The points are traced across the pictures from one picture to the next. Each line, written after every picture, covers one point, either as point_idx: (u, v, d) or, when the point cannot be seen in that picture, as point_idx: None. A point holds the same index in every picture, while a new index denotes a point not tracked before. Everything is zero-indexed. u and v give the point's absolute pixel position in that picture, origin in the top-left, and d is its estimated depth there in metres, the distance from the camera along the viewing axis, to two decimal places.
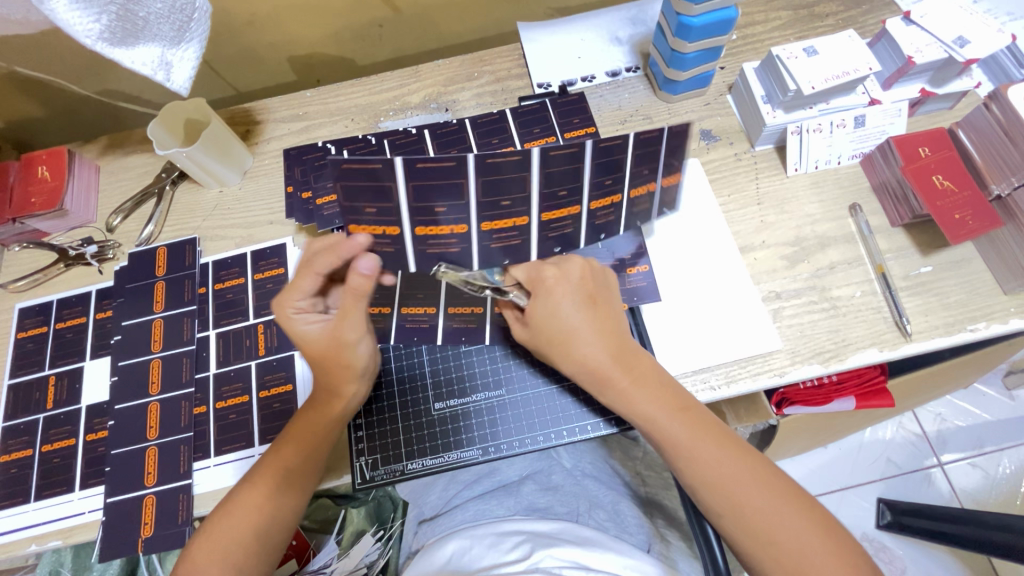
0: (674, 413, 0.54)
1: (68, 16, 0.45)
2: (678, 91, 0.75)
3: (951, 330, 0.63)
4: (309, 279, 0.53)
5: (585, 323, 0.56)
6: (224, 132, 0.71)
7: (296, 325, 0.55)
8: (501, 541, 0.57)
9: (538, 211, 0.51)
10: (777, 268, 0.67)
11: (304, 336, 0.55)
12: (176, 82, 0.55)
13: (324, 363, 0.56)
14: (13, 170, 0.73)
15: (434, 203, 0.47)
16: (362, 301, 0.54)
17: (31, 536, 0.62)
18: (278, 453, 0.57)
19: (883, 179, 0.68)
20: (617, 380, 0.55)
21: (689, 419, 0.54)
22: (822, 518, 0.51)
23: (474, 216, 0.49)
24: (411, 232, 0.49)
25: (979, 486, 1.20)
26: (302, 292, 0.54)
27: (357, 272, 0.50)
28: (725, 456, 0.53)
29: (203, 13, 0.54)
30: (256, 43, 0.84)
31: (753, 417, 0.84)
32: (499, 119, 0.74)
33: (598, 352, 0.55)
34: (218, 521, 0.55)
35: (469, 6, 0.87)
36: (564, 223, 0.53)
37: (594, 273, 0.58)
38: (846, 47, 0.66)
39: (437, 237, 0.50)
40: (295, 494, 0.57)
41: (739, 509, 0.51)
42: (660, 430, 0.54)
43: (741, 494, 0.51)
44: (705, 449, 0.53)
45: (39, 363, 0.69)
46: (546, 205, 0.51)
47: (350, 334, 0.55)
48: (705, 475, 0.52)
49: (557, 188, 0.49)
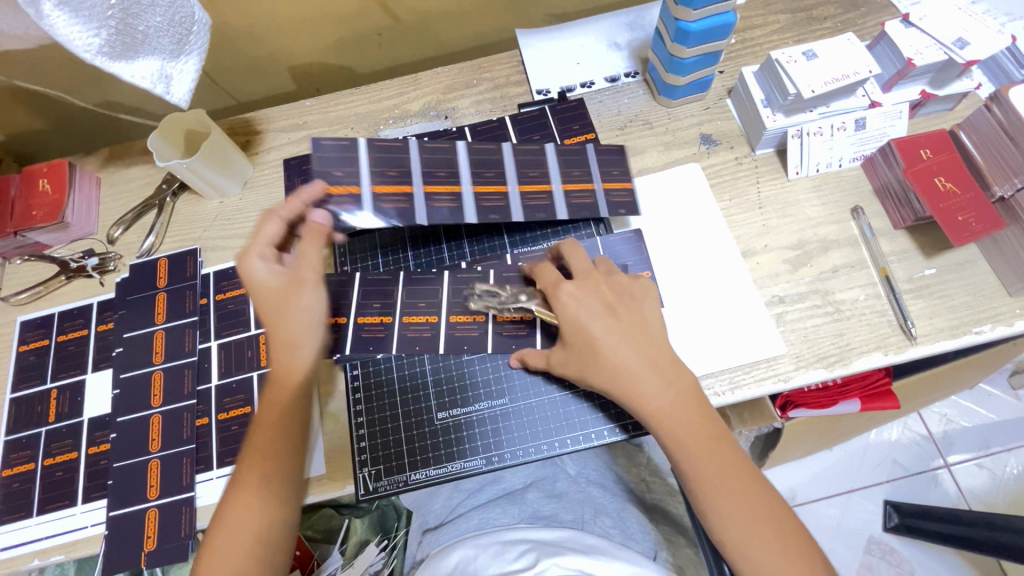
0: (703, 438, 0.52)
1: (68, 30, 0.46)
2: (677, 96, 0.75)
3: (957, 332, 0.63)
4: (270, 225, 0.59)
5: (620, 331, 0.55)
6: (224, 143, 0.71)
7: (257, 270, 0.57)
8: (506, 551, 0.56)
9: (601, 181, 0.68)
10: (780, 272, 0.67)
11: (259, 280, 0.57)
12: (175, 95, 0.55)
13: (280, 306, 0.57)
14: (14, 184, 0.73)
15: (528, 169, 0.67)
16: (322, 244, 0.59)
17: (34, 551, 0.62)
18: (256, 449, 0.55)
19: (885, 181, 0.68)
20: (647, 396, 0.53)
21: (719, 449, 0.52)
22: (824, 560, 0.50)
23: (557, 181, 0.67)
24: (516, 192, 0.66)
25: (986, 487, 1.19)
26: (263, 243, 0.58)
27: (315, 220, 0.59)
28: (738, 476, 0.51)
29: (202, 26, 0.53)
30: (255, 53, 0.84)
31: (757, 421, 0.82)
32: (498, 127, 0.75)
33: (635, 363, 0.54)
34: (220, 526, 0.53)
35: (467, 13, 0.87)
36: (623, 195, 0.67)
37: (616, 287, 0.58)
38: (845, 51, 0.66)
39: (532, 194, 0.66)
40: (288, 489, 0.55)
41: (748, 539, 0.49)
42: (679, 449, 0.53)
43: (753, 525, 0.50)
44: (723, 475, 0.51)
45: (41, 377, 0.69)
46: (606, 178, 0.68)
47: (306, 272, 0.58)
48: (720, 500, 0.51)
49: (609, 169, 0.69)
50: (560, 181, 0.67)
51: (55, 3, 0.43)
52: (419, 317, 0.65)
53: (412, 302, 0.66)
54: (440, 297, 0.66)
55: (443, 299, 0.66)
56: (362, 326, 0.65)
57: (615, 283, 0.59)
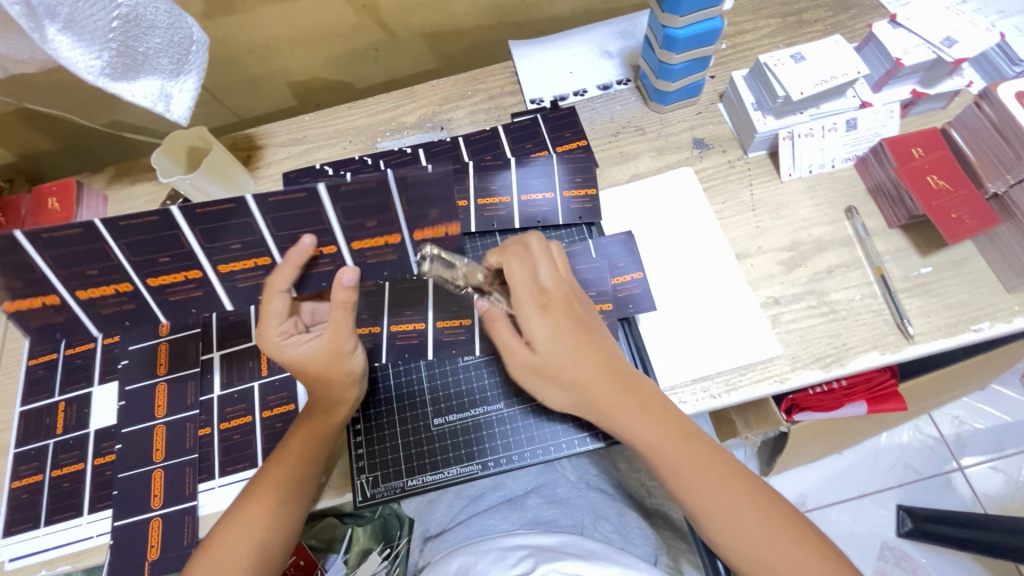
0: (678, 444, 0.55)
1: (71, 54, 0.47)
2: (669, 101, 0.76)
3: (954, 330, 0.62)
4: (277, 298, 0.56)
5: (576, 375, 0.57)
6: (226, 157, 0.73)
7: (285, 351, 0.57)
8: (505, 556, 0.56)
9: (562, 190, 0.71)
10: (775, 273, 0.67)
11: (300, 359, 0.57)
12: (176, 113, 0.57)
13: (325, 377, 0.58)
14: (25, 202, 0.76)
15: (491, 183, 0.72)
16: (349, 314, 0.57)
17: (43, 560, 0.63)
18: (278, 462, 0.58)
19: (878, 180, 0.68)
20: (616, 407, 0.56)
21: (694, 448, 0.55)
22: (825, 542, 0.51)
23: (515, 193, 0.71)
24: (475, 203, 0.71)
25: (1002, 490, 1.17)
26: (278, 312, 0.56)
27: (338, 284, 0.55)
28: (718, 472, 0.54)
29: (201, 46, 0.56)
30: (256, 71, 0.86)
31: (762, 425, 0.81)
32: (492, 136, 0.77)
33: (596, 377, 0.57)
34: (227, 520, 0.56)
35: (462, 26, 0.88)
36: (585, 199, 0.71)
37: (572, 299, 0.60)
38: (833, 52, 0.66)
39: (491, 205, 0.71)
40: (294, 504, 0.58)
41: (736, 535, 0.51)
42: (656, 450, 0.55)
43: (736, 518, 0.51)
44: (707, 479, 0.53)
45: (49, 390, 0.71)
46: (568, 186, 0.72)
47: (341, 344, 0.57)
48: (702, 503, 0.53)
49: (576, 177, 0.72)
50: (518, 193, 0.71)
51: (59, 28, 0.45)
52: (243, 261, 0.58)
53: (220, 243, 0.55)
54: (262, 236, 0.55)
55: (267, 241, 0.56)
56: (166, 288, 0.61)
57: (573, 297, 0.60)
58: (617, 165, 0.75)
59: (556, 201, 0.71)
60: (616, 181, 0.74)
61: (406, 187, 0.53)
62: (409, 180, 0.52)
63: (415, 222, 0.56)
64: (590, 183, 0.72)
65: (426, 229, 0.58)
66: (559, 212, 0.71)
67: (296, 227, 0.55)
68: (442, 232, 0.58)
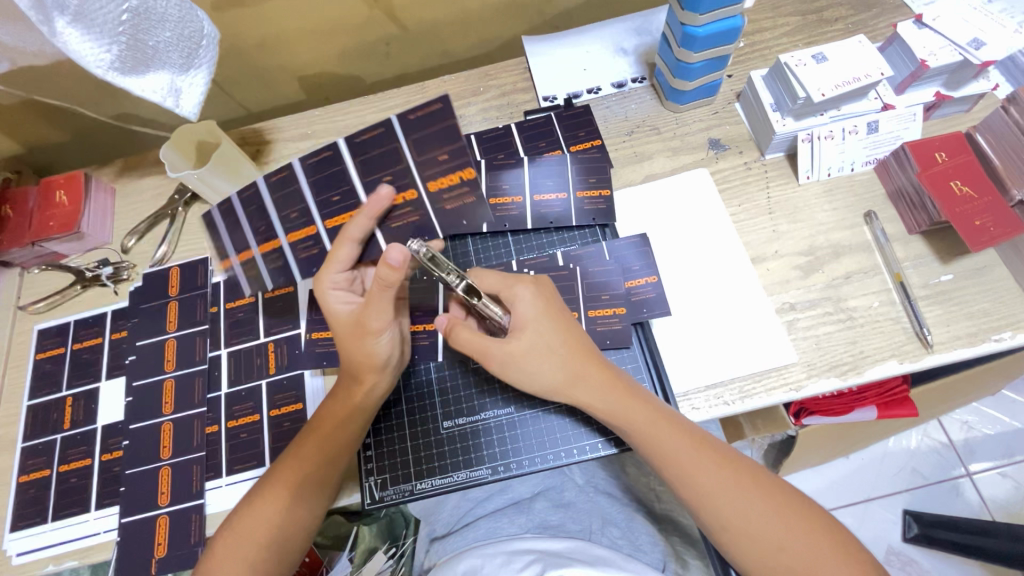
0: (717, 466, 0.54)
1: (80, 46, 0.47)
2: (685, 100, 0.74)
3: (975, 339, 0.61)
4: (347, 247, 0.56)
5: (576, 356, 0.57)
6: (234, 151, 0.71)
7: (327, 302, 0.58)
8: (512, 561, 0.55)
9: (575, 190, 0.70)
10: (790, 278, 0.66)
11: (337, 315, 0.58)
12: (185, 108, 0.55)
13: (352, 349, 0.57)
14: (33, 195, 0.75)
15: (502, 183, 0.71)
16: (388, 292, 0.54)
17: (49, 556, 0.63)
18: (285, 467, 0.57)
19: (898, 185, 0.66)
20: (647, 428, 0.55)
21: (733, 471, 0.54)
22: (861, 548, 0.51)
23: (527, 194, 0.70)
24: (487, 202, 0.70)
25: (1010, 496, 1.16)
26: (340, 261, 0.56)
27: (384, 261, 0.51)
28: (754, 499, 0.52)
29: (211, 40, 0.54)
30: (266, 65, 0.85)
31: (772, 428, 0.79)
32: (504, 134, 0.75)
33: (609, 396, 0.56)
34: (232, 523, 0.56)
35: (474, 21, 0.87)
36: (598, 199, 0.70)
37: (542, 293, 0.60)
38: (857, 53, 0.65)
39: (503, 205, 0.70)
40: (308, 506, 0.57)
41: (770, 553, 0.50)
42: (688, 472, 0.54)
43: (775, 539, 0.50)
44: (740, 499, 0.52)
45: (57, 384, 0.70)
46: (581, 186, 0.70)
47: (371, 322, 0.56)
48: (735, 520, 0.52)
49: (590, 176, 0.71)
50: (529, 194, 0.70)
51: (67, 20, 0.45)
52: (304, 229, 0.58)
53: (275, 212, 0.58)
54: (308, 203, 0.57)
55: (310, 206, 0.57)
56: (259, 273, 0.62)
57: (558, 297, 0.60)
58: (630, 165, 0.74)
59: (569, 201, 0.70)
60: (630, 181, 0.73)
61: (408, 128, 0.52)
62: (409, 119, 0.52)
63: (429, 168, 0.54)
64: (603, 183, 0.71)
65: (441, 176, 0.54)
66: (571, 212, 0.70)
67: (327, 188, 0.56)
68: (456, 180, 0.54)
